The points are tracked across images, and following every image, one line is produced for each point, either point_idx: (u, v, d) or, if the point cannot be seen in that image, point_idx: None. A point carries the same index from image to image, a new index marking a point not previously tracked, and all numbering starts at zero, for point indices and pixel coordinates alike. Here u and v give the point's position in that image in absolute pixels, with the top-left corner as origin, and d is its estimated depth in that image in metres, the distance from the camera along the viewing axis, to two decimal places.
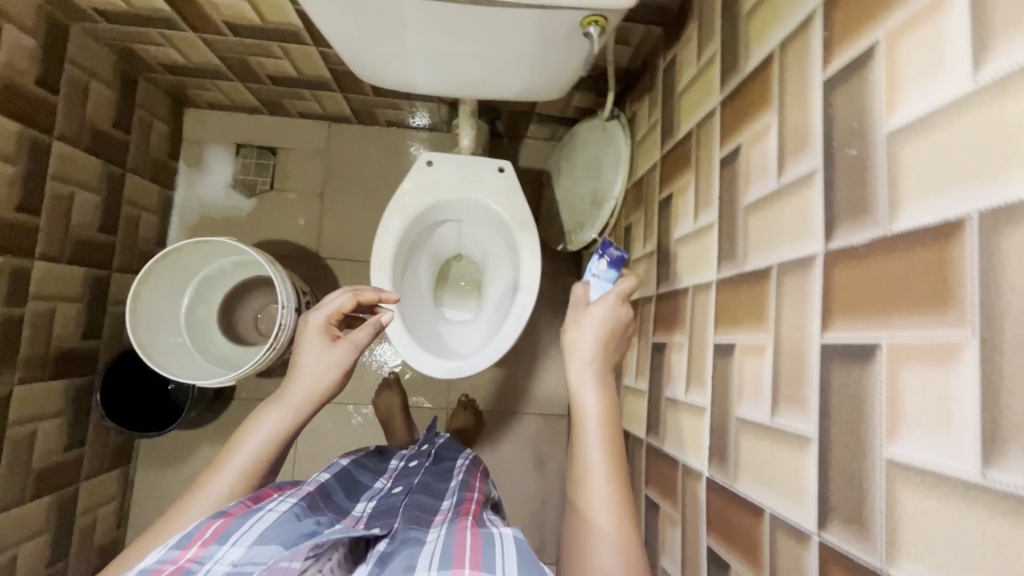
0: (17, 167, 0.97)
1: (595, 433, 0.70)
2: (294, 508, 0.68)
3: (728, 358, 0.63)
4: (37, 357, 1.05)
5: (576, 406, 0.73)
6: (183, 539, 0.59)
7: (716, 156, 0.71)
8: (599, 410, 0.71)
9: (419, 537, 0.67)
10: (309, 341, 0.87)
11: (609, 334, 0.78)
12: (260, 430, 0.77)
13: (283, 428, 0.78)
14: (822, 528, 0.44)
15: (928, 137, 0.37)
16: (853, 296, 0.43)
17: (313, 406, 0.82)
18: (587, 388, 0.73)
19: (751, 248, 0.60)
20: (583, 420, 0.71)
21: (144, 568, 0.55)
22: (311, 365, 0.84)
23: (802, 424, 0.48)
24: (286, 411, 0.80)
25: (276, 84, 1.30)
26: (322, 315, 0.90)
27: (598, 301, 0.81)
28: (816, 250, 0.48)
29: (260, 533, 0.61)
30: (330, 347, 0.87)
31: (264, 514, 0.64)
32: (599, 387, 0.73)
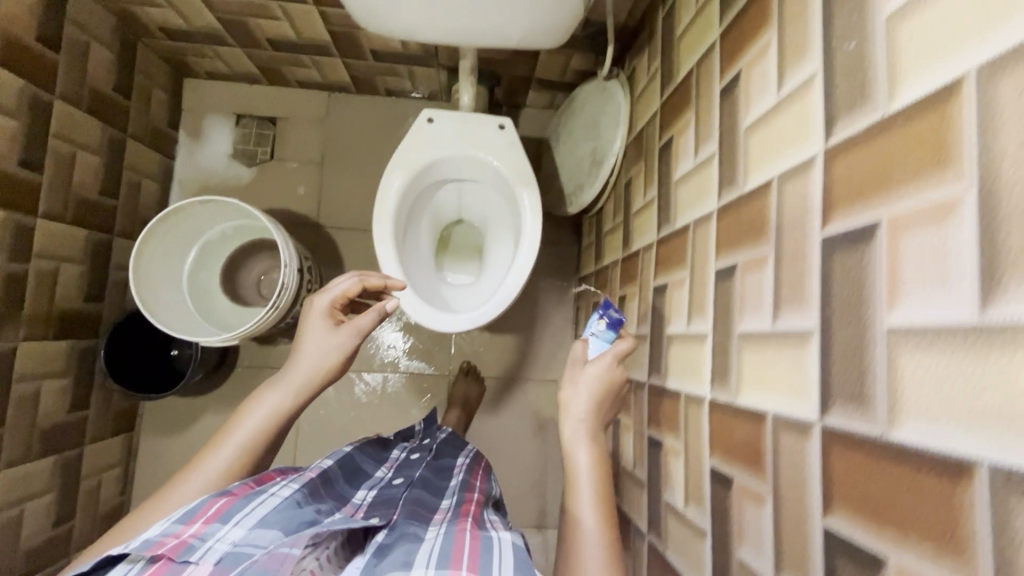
0: (18, 121, 0.97)
1: (586, 484, 0.68)
2: (297, 494, 0.68)
3: (730, 280, 0.63)
4: (41, 315, 1.06)
5: (567, 462, 0.71)
6: (186, 514, 0.60)
7: (717, 88, 0.71)
8: (592, 467, 0.70)
9: (417, 533, 0.67)
10: (314, 323, 0.87)
11: (601, 399, 0.76)
12: (261, 407, 0.77)
13: (284, 409, 0.78)
14: (824, 414, 0.45)
15: (926, 11, 0.38)
16: (852, 184, 0.44)
17: (315, 388, 0.82)
18: (580, 444, 0.72)
19: (752, 167, 0.60)
20: (574, 474, 0.70)
21: (146, 539, 0.57)
22: (314, 347, 0.84)
23: (803, 319, 0.49)
24: (289, 390, 0.79)
25: (276, 50, 1.31)
26: (327, 298, 0.90)
27: (594, 361, 0.79)
28: (816, 150, 0.49)
29: (261, 517, 0.61)
30: (333, 330, 0.87)
31: (266, 498, 0.64)
32: (591, 443, 0.72)
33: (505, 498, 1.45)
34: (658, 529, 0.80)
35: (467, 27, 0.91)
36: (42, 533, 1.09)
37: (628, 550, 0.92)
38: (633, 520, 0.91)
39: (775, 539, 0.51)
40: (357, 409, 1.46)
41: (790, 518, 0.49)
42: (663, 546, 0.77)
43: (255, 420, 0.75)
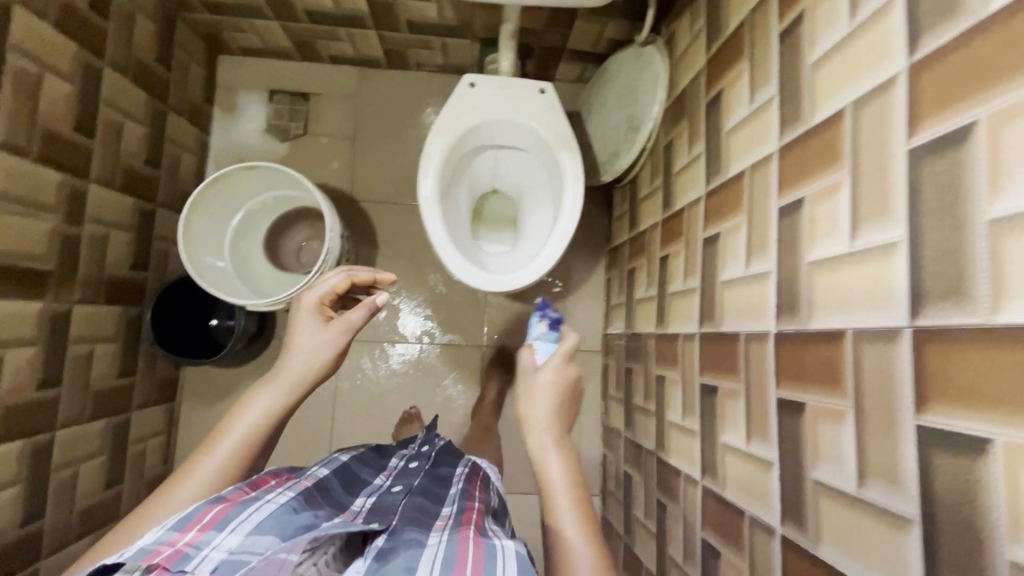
0: (73, 86, 0.99)
1: (563, 492, 0.69)
2: (292, 501, 0.66)
3: (797, 214, 0.64)
4: (93, 280, 1.08)
5: (541, 471, 0.72)
6: (181, 521, 0.59)
7: (776, 33, 0.73)
8: (565, 476, 0.71)
9: (419, 539, 0.66)
10: (304, 319, 0.89)
11: (560, 407, 0.80)
12: (252, 407, 0.78)
13: (276, 407, 0.79)
14: (915, 317, 0.46)
15: None
16: (942, 92, 0.46)
17: (306, 386, 0.83)
18: (550, 452, 0.74)
19: (820, 100, 0.62)
20: (549, 486, 0.70)
21: (141, 548, 0.56)
22: (303, 344, 0.86)
23: (887, 230, 0.50)
24: (279, 390, 0.80)
25: (313, 22, 1.32)
26: (315, 293, 0.92)
27: (545, 366, 0.84)
28: (899, 67, 0.50)
29: (257, 523, 0.61)
30: (323, 327, 0.89)
31: (262, 504, 0.64)
32: (561, 450, 0.74)
33: None
34: (714, 472, 0.81)
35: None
36: (94, 495, 1.11)
37: (678, 499, 0.94)
38: (683, 470, 0.92)
39: (858, 450, 0.52)
40: (392, 379, 1.47)
41: (874, 425, 0.50)
42: (720, 487, 0.79)
43: (244, 421, 0.76)
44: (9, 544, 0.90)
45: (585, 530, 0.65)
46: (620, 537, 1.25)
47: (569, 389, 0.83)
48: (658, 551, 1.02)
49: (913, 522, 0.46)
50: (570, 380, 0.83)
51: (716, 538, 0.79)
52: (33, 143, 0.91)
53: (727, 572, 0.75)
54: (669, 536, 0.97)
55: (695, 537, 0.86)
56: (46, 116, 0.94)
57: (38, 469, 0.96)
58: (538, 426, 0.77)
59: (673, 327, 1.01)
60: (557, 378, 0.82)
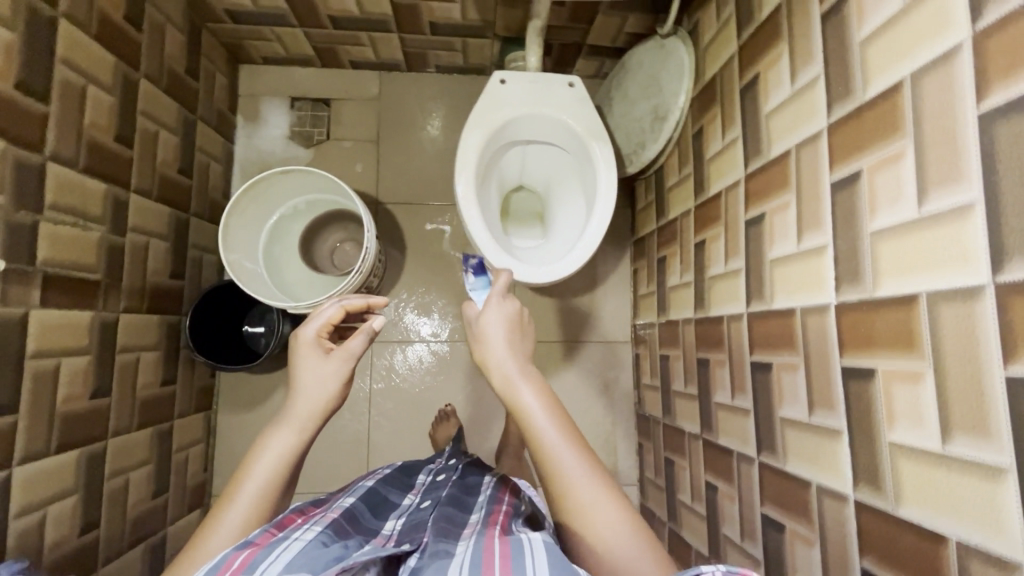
0: (114, 97, 1.00)
1: (543, 417, 0.70)
2: (321, 535, 0.68)
3: (853, 186, 0.66)
4: (136, 288, 1.09)
5: (513, 401, 0.72)
6: (211, 570, 0.59)
7: (816, 14, 0.75)
8: (542, 404, 0.71)
9: (448, 550, 0.67)
10: (304, 356, 0.86)
11: (513, 339, 0.78)
12: (270, 448, 0.77)
13: (292, 447, 0.78)
14: (999, 273, 0.48)
15: None
16: (1012, 56, 0.47)
17: (319, 419, 0.81)
18: (517, 382, 0.73)
19: (873, 76, 0.64)
20: (529, 414, 0.70)
21: None
22: (308, 379, 0.83)
23: (961, 193, 0.52)
24: (293, 429, 0.79)
25: (336, 28, 1.33)
26: (313, 326, 0.89)
27: (486, 306, 0.82)
28: (961, 38, 0.52)
29: (288, 562, 0.61)
30: (325, 359, 0.86)
31: (290, 543, 0.64)
32: (530, 380, 0.73)
33: None
34: (772, 447, 0.82)
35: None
36: (144, 503, 1.12)
37: (731, 478, 0.95)
38: (735, 449, 0.94)
39: (940, 408, 0.54)
40: (425, 378, 1.48)
41: (957, 381, 0.52)
42: (781, 461, 0.80)
43: (263, 467, 0.75)
44: (70, 553, 0.91)
45: (577, 447, 0.67)
46: (664, 523, 1.26)
47: (518, 322, 0.81)
48: (710, 531, 1.03)
49: (1008, 471, 0.47)
50: (516, 317, 0.82)
51: (779, 512, 0.81)
52: (80, 154, 0.93)
53: (794, 544, 0.77)
54: (721, 516, 0.98)
55: (753, 512, 0.88)
56: (91, 126, 0.95)
57: (93, 478, 0.97)
58: (495, 357, 0.76)
59: (715, 309, 1.02)
60: (503, 309, 0.81)
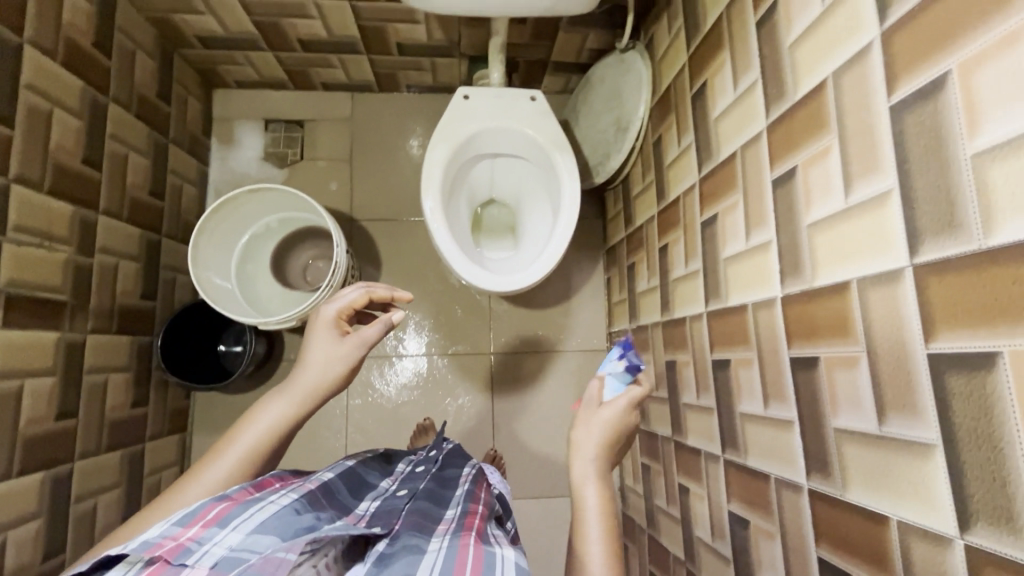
0: (81, 121, 1.02)
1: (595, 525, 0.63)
2: (296, 502, 0.67)
3: (790, 182, 0.69)
4: (104, 309, 1.09)
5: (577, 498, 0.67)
6: (186, 516, 0.61)
7: (752, 23, 0.78)
8: (602, 503, 0.65)
9: (420, 545, 0.66)
10: (318, 335, 0.85)
11: (611, 445, 0.71)
12: (264, 418, 0.76)
13: (285, 418, 0.77)
14: (914, 256, 0.50)
15: None
16: (914, 51, 0.50)
17: (317, 400, 0.81)
18: (590, 485, 0.67)
19: (801, 76, 0.67)
20: (584, 517, 0.64)
21: (145, 541, 0.58)
22: (317, 358, 0.83)
23: (879, 181, 0.54)
24: (291, 401, 0.78)
25: (306, 50, 1.36)
26: (333, 308, 0.88)
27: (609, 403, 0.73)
28: (872, 36, 0.55)
29: (259, 522, 0.62)
30: (338, 342, 0.85)
31: (264, 505, 0.65)
32: (602, 481, 0.67)
33: (554, 467, 1.47)
34: (734, 443, 0.83)
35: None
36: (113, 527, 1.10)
37: (700, 479, 0.95)
38: (702, 449, 0.94)
39: (873, 388, 0.55)
40: (402, 393, 1.48)
41: (887, 362, 0.53)
42: (742, 457, 0.81)
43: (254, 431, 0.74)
44: None
45: (603, 515, 0.64)
46: (644, 530, 1.25)
47: (627, 431, 0.72)
48: (685, 535, 1.03)
49: (935, 446, 0.48)
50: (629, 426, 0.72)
51: (743, 508, 0.81)
52: (45, 177, 0.94)
53: (758, 539, 0.77)
54: (693, 516, 0.98)
55: (721, 512, 0.88)
56: (57, 149, 0.96)
57: (58, 503, 0.95)
58: (584, 453, 0.69)
59: (679, 311, 1.04)
60: (622, 411, 0.72)
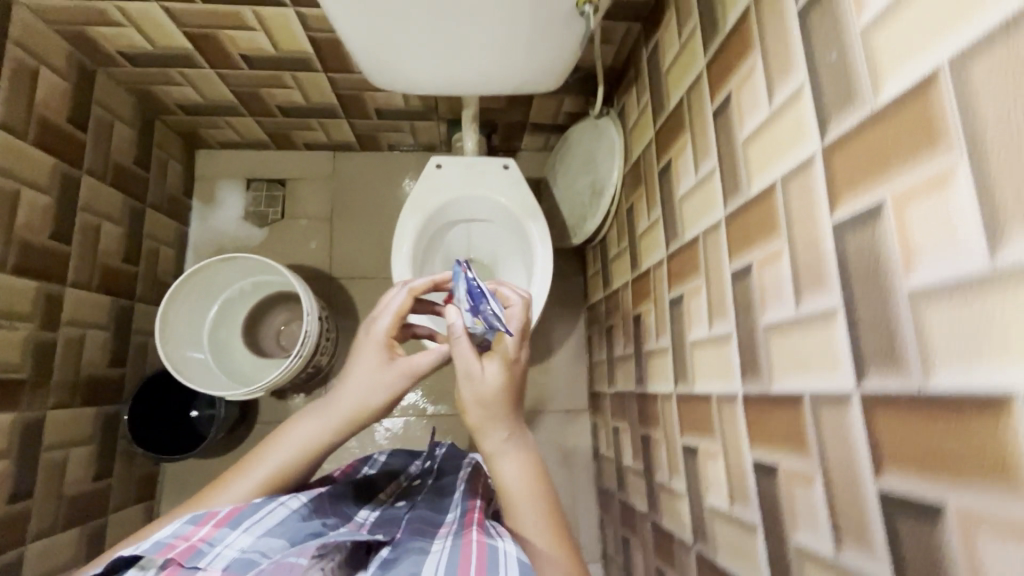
0: (50, 197, 1.02)
1: (518, 490, 0.74)
2: (303, 508, 0.72)
3: (747, 278, 0.68)
4: (68, 382, 1.07)
5: (496, 474, 0.75)
6: (196, 517, 0.66)
7: (709, 111, 0.79)
8: (524, 477, 0.74)
9: (422, 547, 0.70)
10: (366, 352, 0.83)
11: (510, 407, 0.76)
12: (294, 438, 0.77)
13: (315, 442, 0.77)
14: (860, 381, 0.48)
15: (898, 19, 0.45)
16: (852, 172, 0.49)
17: (352, 428, 0.79)
18: (503, 457, 0.75)
19: (754, 173, 0.67)
20: (510, 493, 0.74)
21: (158, 541, 0.63)
22: (360, 381, 0.80)
23: (826, 299, 0.53)
24: (325, 426, 0.78)
25: (285, 115, 1.38)
26: (384, 322, 0.85)
27: (488, 362, 0.76)
28: (814, 149, 0.55)
29: (267, 527, 0.67)
30: (383, 366, 0.81)
31: (273, 508, 0.70)
32: (518, 453, 0.75)
33: None
34: (704, 537, 0.80)
35: (476, 69, 0.93)
36: None
37: (674, 566, 0.91)
38: (676, 534, 0.91)
39: (830, 513, 0.53)
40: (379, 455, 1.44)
41: (842, 488, 0.51)
42: (711, 553, 0.78)
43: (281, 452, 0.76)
44: None
45: (540, 500, 0.73)
46: None
47: (516, 376, 0.78)
48: None
49: None
50: (514, 372, 0.77)
51: None
52: (8, 256, 0.93)
53: None
54: None
55: None
56: (23, 228, 0.96)
57: None
58: (490, 431, 0.75)
59: (652, 385, 1.01)
60: (500, 371, 0.76)
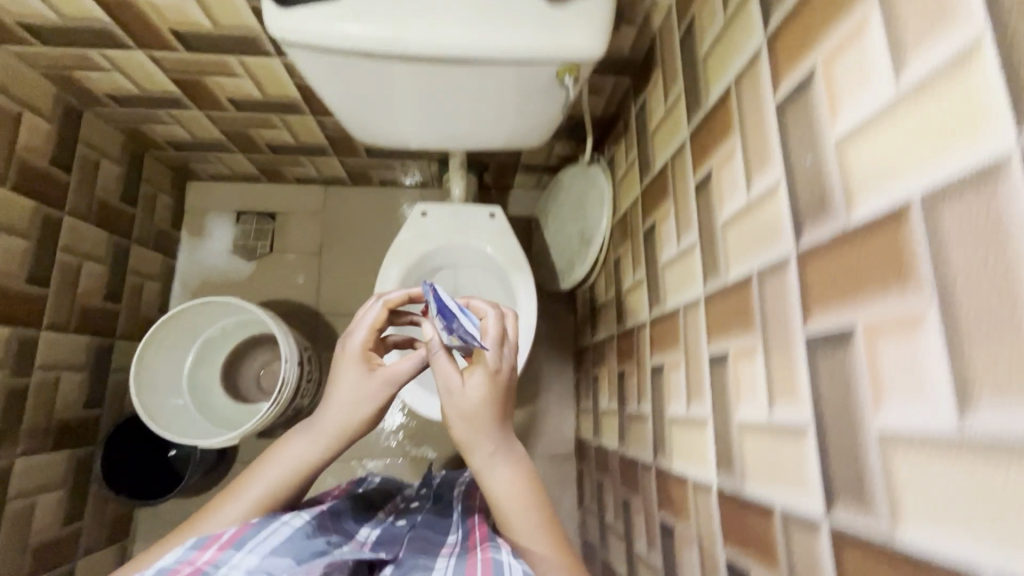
0: (29, 241, 1.02)
1: (513, 504, 0.69)
2: (307, 526, 0.69)
3: (723, 366, 0.65)
4: (40, 427, 1.05)
5: (486, 489, 0.70)
6: (200, 540, 0.63)
7: (691, 183, 0.77)
8: (515, 488, 0.70)
9: (426, 564, 0.68)
10: (343, 367, 0.76)
11: (499, 417, 0.70)
12: (283, 459, 0.72)
13: (307, 462, 0.73)
14: (829, 511, 0.45)
15: (870, 138, 0.42)
16: (825, 287, 0.47)
17: (343, 443, 0.74)
18: (495, 469, 0.70)
19: (732, 259, 0.64)
20: (507, 513, 0.70)
21: (162, 567, 0.59)
22: (344, 397, 0.74)
23: (797, 414, 0.50)
24: (314, 445, 0.73)
25: (275, 153, 1.37)
26: (359, 335, 0.77)
27: (470, 376, 0.70)
28: (788, 251, 0.53)
29: (273, 545, 0.63)
30: (366, 379, 0.75)
31: (278, 527, 0.66)
32: (511, 463, 0.71)
33: None
34: None
35: (457, 130, 0.91)
36: None
37: None
38: None
39: None
40: None
41: None
42: None
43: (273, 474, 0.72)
44: None
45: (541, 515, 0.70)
46: None
47: (505, 384, 0.71)
48: None
49: None
50: (501, 382, 0.70)
51: None
52: None
53: None
54: None
55: None
56: None
57: None
58: (476, 445, 0.70)
59: (633, 450, 0.98)
60: (484, 382, 0.69)
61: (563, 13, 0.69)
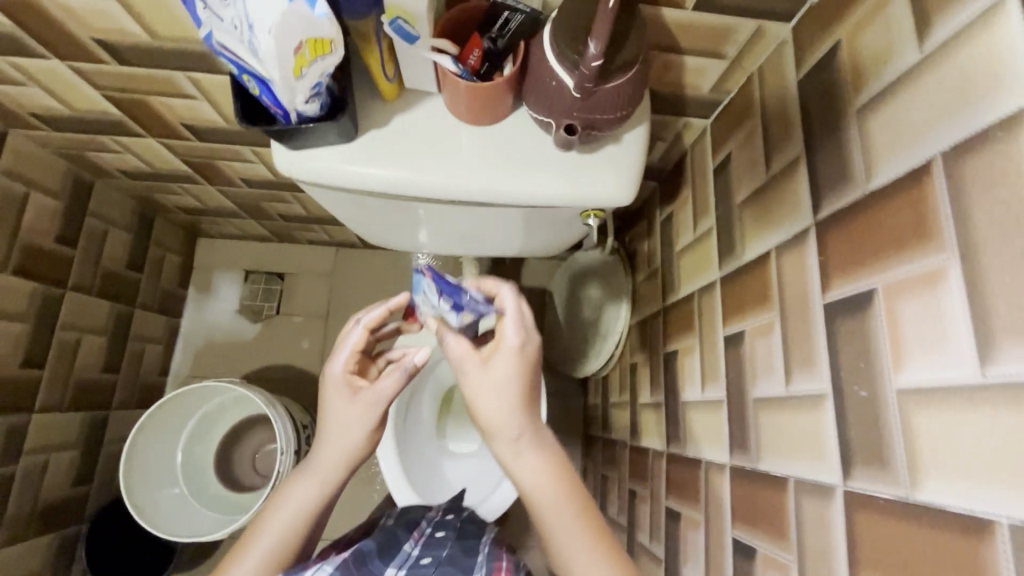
0: (25, 323, 0.99)
1: (548, 498, 0.55)
2: None
3: (751, 563, 0.59)
4: (24, 514, 1.01)
5: (515, 482, 0.56)
6: None
7: (720, 333, 0.71)
8: (549, 480, 0.55)
9: None
10: (326, 398, 0.66)
11: (527, 398, 0.56)
12: (286, 503, 0.62)
13: (312, 500, 0.62)
14: None
15: (941, 414, 0.37)
16: (882, 557, 0.41)
17: (343, 472, 0.64)
18: (524, 454, 0.56)
19: (764, 447, 0.58)
20: (544, 516, 0.55)
21: None
22: (336, 425, 0.64)
23: None
24: (314, 481, 0.63)
25: (286, 220, 1.34)
26: (338, 359, 0.67)
27: (494, 351, 0.56)
28: (834, 483, 0.46)
29: None
30: (354, 401, 0.64)
31: None
32: (541, 446, 0.56)
33: None
34: None
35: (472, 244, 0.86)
36: None
37: None
38: None
39: None
40: None
41: None
42: None
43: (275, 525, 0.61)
44: None
45: (585, 521, 0.55)
46: None
47: (535, 360, 0.57)
48: None
49: None
50: (527, 366, 0.56)
51: None
52: None
53: None
54: None
55: None
56: None
57: None
58: (501, 432, 0.55)
59: None
60: (515, 349, 0.55)
61: (589, 159, 0.64)
